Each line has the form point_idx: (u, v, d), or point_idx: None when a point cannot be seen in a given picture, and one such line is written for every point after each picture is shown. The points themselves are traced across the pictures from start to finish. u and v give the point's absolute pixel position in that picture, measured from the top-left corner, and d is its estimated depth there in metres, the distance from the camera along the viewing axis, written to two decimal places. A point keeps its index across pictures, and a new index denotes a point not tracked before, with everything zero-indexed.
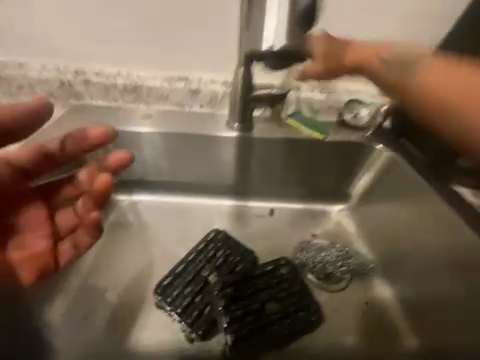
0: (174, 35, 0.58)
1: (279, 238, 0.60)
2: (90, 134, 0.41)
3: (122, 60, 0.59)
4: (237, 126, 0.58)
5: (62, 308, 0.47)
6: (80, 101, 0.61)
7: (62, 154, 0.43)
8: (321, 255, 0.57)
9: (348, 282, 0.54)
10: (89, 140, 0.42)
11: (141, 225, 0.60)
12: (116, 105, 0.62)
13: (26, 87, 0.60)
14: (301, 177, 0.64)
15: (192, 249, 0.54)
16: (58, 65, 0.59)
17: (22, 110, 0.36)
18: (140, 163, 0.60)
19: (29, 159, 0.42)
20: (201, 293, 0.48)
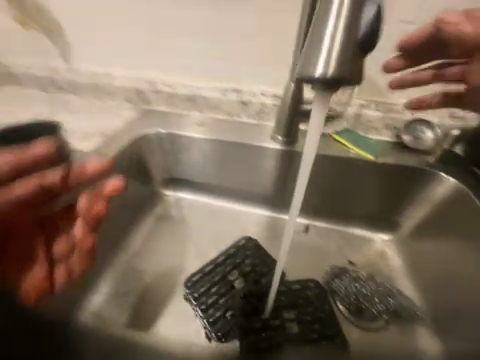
0: (235, 51, 0.61)
1: (312, 258, 0.58)
2: (89, 166, 0.41)
3: (187, 72, 0.66)
4: (281, 138, 0.59)
5: (107, 284, 0.54)
6: (147, 106, 0.70)
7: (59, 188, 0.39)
8: (355, 286, 0.54)
9: (383, 323, 0.50)
10: (88, 172, 0.41)
11: (181, 220, 0.66)
12: (176, 111, 0.69)
13: (109, 93, 0.71)
14: (344, 198, 0.61)
15: (222, 252, 0.57)
16: (136, 76, 0.69)
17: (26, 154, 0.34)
18: (188, 164, 0.66)
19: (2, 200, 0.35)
20: (226, 296, 0.50)
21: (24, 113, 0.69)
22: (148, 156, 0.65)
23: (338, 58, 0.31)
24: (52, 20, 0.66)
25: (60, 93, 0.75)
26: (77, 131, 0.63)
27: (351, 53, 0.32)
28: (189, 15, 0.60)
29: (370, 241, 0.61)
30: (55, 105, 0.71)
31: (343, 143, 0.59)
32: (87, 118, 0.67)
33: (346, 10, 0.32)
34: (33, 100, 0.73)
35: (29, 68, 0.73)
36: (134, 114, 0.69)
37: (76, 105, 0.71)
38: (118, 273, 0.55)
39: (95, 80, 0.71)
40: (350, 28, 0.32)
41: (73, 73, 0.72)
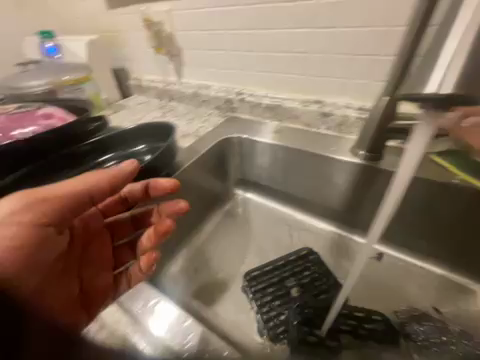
0: (324, 64, 0.62)
1: (382, 289, 0.53)
2: (159, 183, 0.52)
3: (272, 85, 0.72)
4: (363, 154, 0.55)
5: (179, 259, 0.64)
6: (233, 114, 0.80)
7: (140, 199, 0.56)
8: (440, 338, 0.44)
9: None
10: (155, 190, 0.53)
11: (247, 219, 0.71)
12: (257, 119, 0.76)
13: (205, 101, 0.86)
14: (434, 232, 0.52)
15: (282, 257, 0.59)
16: (228, 88, 0.80)
17: (119, 172, 0.46)
18: (261, 168, 0.71)
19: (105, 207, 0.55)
20: (282, 299, 0.52)
21: (146, 116, 0.91)
22: (228, 157, 0.74)
23: (458, 79, 0.29)
24: (174, 46, 0.85)
25: (171, 102, 0.95)
26: (178, 132, 0.78)
27: (474, 76, 0.30)
28: (283, 33, 0.64)
29: (466, 292, 0.51)
30: (166, 110, 0.91)
31: (443, 167, 0.50)
32: (187, 122, 0.83)
33: (472, 39, 0.30)
34: (152, 106, 0.96)
35: (154, 83, 0.97)
36: (221, 120, 0.80)
37: (181, 112, 0.89)
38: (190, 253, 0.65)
39: (197, 92, 0.86)
40: (471, 53, 0.30)
41: (182, 86, 0.90)
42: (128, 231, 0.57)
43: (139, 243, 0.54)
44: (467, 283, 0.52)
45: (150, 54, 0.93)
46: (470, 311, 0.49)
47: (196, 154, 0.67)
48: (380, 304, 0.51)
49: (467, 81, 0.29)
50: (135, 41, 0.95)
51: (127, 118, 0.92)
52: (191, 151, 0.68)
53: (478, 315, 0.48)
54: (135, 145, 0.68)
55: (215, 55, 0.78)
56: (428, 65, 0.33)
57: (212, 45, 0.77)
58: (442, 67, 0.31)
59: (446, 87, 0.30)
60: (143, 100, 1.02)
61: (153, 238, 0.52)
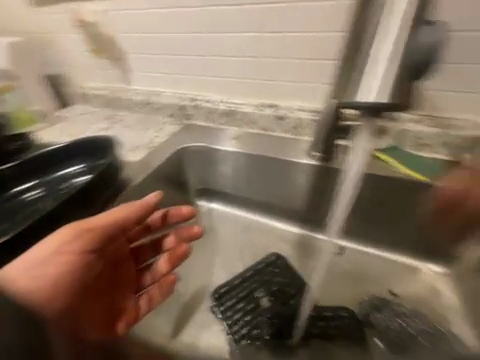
0: (273, 68, 0.62)
1: (346, 283, 0.55)
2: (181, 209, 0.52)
3: (226, 90, 0.70)
4: (317, 155, 0.57)
5: None
6: (189, 121, 0.76)
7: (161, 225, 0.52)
8: (397, 322, 0.48)
9: None
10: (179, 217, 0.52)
11: (212, 230, 0.68)
12: (214, 126, 0.73)
13: (158, 109, 0.80)
14: (386, 222, 0.55)
15: (250, 267, 0.58)
16: (181, 94, 0.76)
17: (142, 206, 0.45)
18: (222, 176, 0.69)
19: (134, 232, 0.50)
20: (252, 313, 0.50)
21: (90, 127, 0.81)
22: (186, 167, 0.69)
23: (386, 87, 0.33)
24: (117, 50, 0.77)
25: (120, 111, 0.87)
26: (128, 144, 0.71)
27: (402, 83, 0.33)
28: (232, 37, 0.63)
29: (418, 274, 0.55)
30: (114, 120, 0.83)
31: (387, 163, 0.54)
32: (138, 132, 0.76)
33: (400, 46, 0.33)
34: (98, 117, 0.86)
35: (98, 90, 0.87)
36: (176, 128, 0.75)
37: (131, 121, 0.81)
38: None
39: (148, 99, 0.80)
40: (402, 59, 0.33)
41: (130, 93, 0.82)
42: (148, 256, 0.52)
43: (159, 264, 0.50)
44: (418, 266, 0.55)
45: (89, 58, 0.83)
46: (421, 291, 0.53)
47: (149, 168, 0.61)
48: (345, 300, 0.52)
49: (395, 90, 0.33)
50: (70, 44, 0.84)
51: (67, 131, 0.81)
52: (144, 164, 0.62)
53: (426, 294, 0.53)
54: (75, 163, 0.60)
55: (164, 59, 0.73)
56: (365, 71, 0.36)
57: (160, 49, 0.72)
58: (378, 73, 0.34)
59: (377, 95, 0.34)
60: (86, 109, 0.91)
61: (169, 263, 0.50)
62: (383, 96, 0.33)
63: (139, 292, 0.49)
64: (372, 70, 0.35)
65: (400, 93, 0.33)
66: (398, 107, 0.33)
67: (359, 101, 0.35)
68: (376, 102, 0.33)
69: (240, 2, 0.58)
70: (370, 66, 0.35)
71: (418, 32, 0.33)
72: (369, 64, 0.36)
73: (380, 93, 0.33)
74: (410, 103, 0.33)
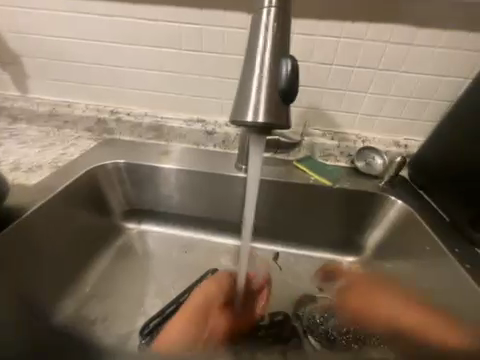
0: (196, 83, 0.63)
1: (280, 287, 0.58)
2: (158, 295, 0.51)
3: (151, 104, 0.67)
4: (245, 167, 0.60)
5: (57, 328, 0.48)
6: (110, 136, 0.68)
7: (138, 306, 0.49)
8: (322, 316, 0.52)
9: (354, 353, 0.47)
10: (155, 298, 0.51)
11: (145, 254, 0.62)
12: (139, 140, 0.67)
13: (70, 122, 0.68)
14: (308, 223, 0.62)
15: (185, 289, 0.54)
16: (100, 106, 0.68)
17: None
18: (152, 194, 0.64)
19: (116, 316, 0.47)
20: (187, 341, 0.47)
21: None
22: (107, 188, 0.62)
23: (265, 107, 0.36)
24: (7, 51, 0.64)
25: (15, 123, 0.70)
26: (23, 164, 0.57)
27: (275, 103, 0.36)
28: (150, 50, 0.60)
29: (338, 266, 0.62)
30: (5, 135, 0.66)
31: (303, 171, 0.61)
32: (40, 148, 0.63)
33: (268, 68, 0.37)
34: None
35: None
36: (93, 143, 0.66)
37: (31, 136, 0.67)
38: (71, 313, 0.50)
39: (54, 111, 0.68)
40: (274, 75, 0.37)
41: (29, 103, 0.69)
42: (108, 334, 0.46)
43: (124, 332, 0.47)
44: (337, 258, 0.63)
45: None
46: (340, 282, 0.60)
47: (49, 191, 0.50)
48: (279, 303, 0.55)
49: (271, 111, 0.36)
50: None
51: None
52: (43, 188, 0.51)
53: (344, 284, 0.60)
54: None
55: (72, 66, 0.64)
56: (242, 93, 0.38)
57: (66, 55, 0.63)
58: (254, 94, 0.37)
59: (259, 116, 0.36)
60: None
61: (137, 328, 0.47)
62: (263, 117, 0.36)
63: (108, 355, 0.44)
64: (248, 87, 0.37)
65: (277, 113, 0.36)
66: (277, 125, 0.37)
67: (245, 122, 0.37)
68: (259, 122, 0.36)
69: (156, 17, 0.57)
70: (246, 89, 0.38)
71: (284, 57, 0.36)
72: (247, 77, 0.39)
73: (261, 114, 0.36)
74: (283, 120, 0.37)
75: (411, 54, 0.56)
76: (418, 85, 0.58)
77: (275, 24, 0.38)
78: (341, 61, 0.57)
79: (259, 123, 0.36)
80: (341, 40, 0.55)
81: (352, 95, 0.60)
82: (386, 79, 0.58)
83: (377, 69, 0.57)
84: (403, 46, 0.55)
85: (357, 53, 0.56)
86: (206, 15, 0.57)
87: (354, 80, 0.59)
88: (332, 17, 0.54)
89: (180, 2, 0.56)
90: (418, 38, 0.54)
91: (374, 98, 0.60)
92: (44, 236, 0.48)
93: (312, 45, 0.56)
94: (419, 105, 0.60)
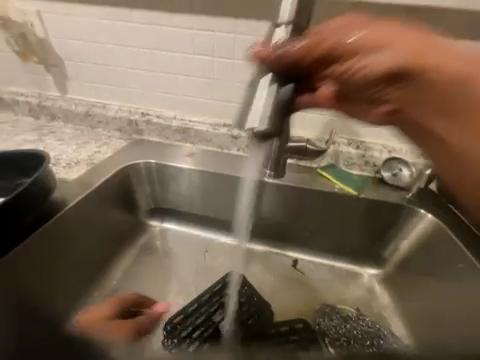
0: (225, 89, 0.65)
1: (299, 294, 0.58)
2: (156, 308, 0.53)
3: (180, 107, 0.69)
4: (269, 173, 0.59)
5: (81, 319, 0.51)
6: (140, 137, 0.71)
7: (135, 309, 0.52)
8: (345, 326, 0.51)
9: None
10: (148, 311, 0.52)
11: (167, 252, 0.64)
12: (167, 142, 0.70)
13: (103, 123, 0.72)
14: (329, 232, 0.62)
15: (207, 289, 0.55)
16: (131, 108, 0.71)
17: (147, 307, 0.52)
18: (176, 194, 0.66)
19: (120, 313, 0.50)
20: (210, 340, 0.48)
21: (10, 140, 0.68)
22: (134, 185, 0.64)
23: (264, 114, 0.32)
24: (52, 55, 0.69)
25: (53, 122, 0.75)
26: (62, 161, 0.61)
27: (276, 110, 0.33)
28: (184, 57, 0.63)
29: (359, 277, 0.61)
30: (44, 132, 0.71)
31: (327, 179, 0.61)
32: (77, 146, 0.67)
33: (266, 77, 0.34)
34: (22, 127, 0.73)
35: (24, 97, 0.75)
36: (124, 143, 0.69)
37: (67, 134, 0.71)
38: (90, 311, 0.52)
39: (89, 111, 0.72)
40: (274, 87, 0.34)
41: (67, 104, 0.73)
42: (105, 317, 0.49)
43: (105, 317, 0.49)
44: (358, 269, 0.62)
45: (14, 61, 0.72)
46: (361, 294, 0.59)
47: (88, 188, 0.55)
48: (299, 309, 0.56)
49: (269, 118, 0.32)
50: None
51: None
52: (82, 184, 0.55)
53: (365, 297, 0.59)
54: None
55: (109, 71, 0.68)
56: (245, 102, 0.34)
57: (104, 60, 0.67)
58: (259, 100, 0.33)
59: (258, 124, 0.32)
60: (5, 118, 0.76)
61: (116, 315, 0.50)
62: (265, 125, 0.32)
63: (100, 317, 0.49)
64: (252, 96, 0.34)
65: (266, 120, 0.32)
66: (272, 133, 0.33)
67: (251, 128, 0.32)
68: (260, 130, 0.32)
69: (193, 27, 0.60)
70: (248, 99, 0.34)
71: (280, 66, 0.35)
72: (260, 94, 0.33)
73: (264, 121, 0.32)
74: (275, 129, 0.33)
75: None
76: None
77: (284, 55, 0.35)
78: None
79: (259, 132, 0.32)
80: None
81: None
82: None
83: None
84: None
85: None
86: (240, 25, 0.59)
87: None
88: None
89: (216, 13, 0.59)
90: None
91: None
92: (75, 235, 0.52)
93: None
94: None
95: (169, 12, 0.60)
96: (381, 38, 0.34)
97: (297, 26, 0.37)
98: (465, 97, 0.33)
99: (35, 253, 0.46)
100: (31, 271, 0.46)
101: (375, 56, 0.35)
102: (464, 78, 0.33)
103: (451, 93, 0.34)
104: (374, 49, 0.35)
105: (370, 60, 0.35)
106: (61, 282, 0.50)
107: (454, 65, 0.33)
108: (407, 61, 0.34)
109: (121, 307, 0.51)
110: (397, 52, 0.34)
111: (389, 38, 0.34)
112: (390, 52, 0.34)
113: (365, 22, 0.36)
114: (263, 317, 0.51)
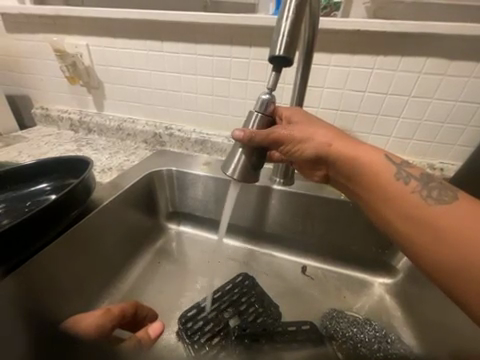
0: (239, 105, 0.72)
1: (308, 299, 0.60)
2: (152, 326, 0.48)
3: (200, 123, 0.78)
4: (278, 181, 0.63)
5: None
6: (162, 148, 0.81)
7: (136, 318, 0.48)
8: (352, 330, 0.54)
9: None
10: (147, 330, 0.47)
11: (182, 254, 0.70)
12: (186, 152, 0.79)
13: (132, 135, 0.83)
14: (336, 240, 0.64)
15: (219, 288, 0.60)
16: (156, 123, 0.81)
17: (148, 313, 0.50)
18: (193, 200, 0.72)
19: (115, 320, 0.44)
20: (221, 335, 0.51)
21: (55, 149, 0.79)
22: (156, 191, 0.72)
23: (243, 164, 0.41)
24: (93, 79, 0.81)
25: (89, 135, 0.88)
26: (97, 167, 0.71)
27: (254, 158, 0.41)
28: (204, 79, 0.71)
29: (367, 285, 0.63)
30: (83, 143, 0.83)
31: (334, 187, 0.64)
32: (109, 155, 0.77)
33: (253, 124, 0.41)
34: (65, 139, 0.85)
35: (68, 114, 0.88)
36: (149, 153, 0.79)
37: (101, 145, 0.82)
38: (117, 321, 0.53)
39: (121, 125, 0.83)
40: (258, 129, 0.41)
41: (103, 119, 0.85)
42: (106, 333, 0.42)
43: (102, 332, 0.42)
44: (365, 278, 0.64)
45: (63, 83, 0.85)
46: (371, 303, 0.59)
47: (119, 189, 0.62)
48: (308, 312, 0.57)
49: (246, 165, 0.41)
50: (41, 68, 0.85)
51: (26, 152, 0.77)
52: (114, 186, 0.62)
53: (375, 306, 0.59)
54: (36, 183, 0.58)
55: (139, 91, 0.79)
56: (231, 152, 0.42)
57: (136, 82, 0.77)
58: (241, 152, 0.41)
59: (237, 172, 0.41)
60: (52, 132, 0.90)
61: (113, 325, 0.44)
62: (242, 171, 0.41)
63: (100, 333, 0.42)
64: (235, 148, 0.42)
65: (246, 168, 0.41)
66: (248, 176, 0.41)
67: (231, 176, 0.41)
68: (236, 178, 0.41)
69: (212, 53, 0.67)
70: (234, 149, 0.42)
71: (264, 110, 0.40)
72: (233, 152, 0.42)
73: (242, 169, 0.41)
74: (251, 174, 0.41)
75: (446, 83, 0.57)
76: (452, 114, 0.60)
77: (256, 137, 0.40)
78: (375, 88, 0.61)
79: (237, 177, 0.41)
80: (374, 71, 0.59)
81: (382, 121, 0.65)
82: (419, 106, 0.61)
83: (410, 96, 0.60)
84: (438, 76, 0.57)
85: (392, 80, 0.59)
86: (254, 51, 0.64)
87: (387, 106, 0.62)
88: (367, 51, 0.58)
89: (234, 41, 0.65)
90: (454, 69, 0.55)
91: (406, 123, 0.63)
92: (101, 234, 0.57)
93: (346, 76, 0.62)
94: (454, 132, 0.62)
95: (194, 42, 0.67)
96: (317, 127, 0.43)
97: (285, 61, 0.34)
98: (380, 162, 0.40)
99: (64, 249, 0.48)
100: (55, 270, 0.47)
101: (316, 137, 0.42)
102: (374, 150, 0.41)
103: (371, 158, 0.40)
104: (313, 132, 0.43)
105: (311, 139, 0.43)
106: (82, 279, 0.53)
107: (365, 146, 0.41)
108: (338, 140, 0.42)
109: (113, 319, 0.44)
110: (330, 135, 0.42)
111: (322, 126, 0.43)
112: (325, 136, 0.42)
113: (308, 115, 0.45)
114: (272, 317, 0.55)
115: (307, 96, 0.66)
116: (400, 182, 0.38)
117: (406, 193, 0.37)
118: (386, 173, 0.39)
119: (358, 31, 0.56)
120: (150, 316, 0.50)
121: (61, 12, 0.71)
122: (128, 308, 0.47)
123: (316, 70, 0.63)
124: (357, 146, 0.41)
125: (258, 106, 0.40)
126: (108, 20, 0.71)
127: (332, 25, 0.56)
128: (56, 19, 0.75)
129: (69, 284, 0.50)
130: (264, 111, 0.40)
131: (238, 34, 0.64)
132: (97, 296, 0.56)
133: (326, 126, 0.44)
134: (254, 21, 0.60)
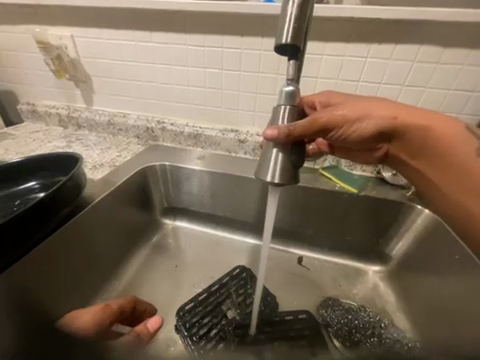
0: (232, 97, 0.71)
1: (304, 289, 0.61)
2: (151, 321, 0.48)
3: (193, 116, 0.77)
4: None
5: None
6: (155, 143, 0.79)
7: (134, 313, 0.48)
8: (347, 317, 0.56)
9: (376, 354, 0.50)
10: (146, 324, 0.47)
11: (179, 249, 0.69)
12: (180, 147, 0.78)
13: (124, 130, 0.81)
14: (331, 230, 0.65)
15: (216, 281, 0.60)
16: (148, 117, 0.79)
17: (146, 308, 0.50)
18: (188, 195, 0.72)
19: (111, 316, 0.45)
20: (219, 327, 0.52)
21: (44, 146, 0.77)
22: (150, 186, 0.71)
23: (283, 166, 0.37)
24: (81, 72, 0.78)
25: (79, 130, 0.85)
26: (88, 164, 0.69)
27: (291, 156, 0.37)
28: (196, 71, 0.69)
29: (362, 273, 0.64)
30: (72, 140, 0.80)
31: (329, 179, 0.64)
32: (100, 151, 0.75)
33: (284, 119, 0.38)
34: (54, 135, 0.83)
35: (55, 109, 0.85)
36: (142, 148, 0.78)
37: (92, 141, 0.80)
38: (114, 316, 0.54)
39: (112, 120, 0.81)
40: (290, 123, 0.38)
41: (92, 114, 0.82)
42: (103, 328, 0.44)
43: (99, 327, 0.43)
44: (360, 266, 0.65)
45: (48, 77, 0.82)
46: (366, 290, 0.61)
47: (112, 186, 0.60)
48: (304, 302, 0.59)
49: (285, 165, 0.37)
50: (24, 62, 0.81)
51: (13, 149, 0.75)
52: (106, 183, 0.61)
53: (369, 293, 0.60)
54: (25, 181, 0.57)
55: (129, 85, 0.76)
56: (263, 156, 0.39)
57: (125, 75, 0.75)
58: (276, 153, 0.37)
59: (278, 175, 0.37)
60: (39, 128, 0.87)
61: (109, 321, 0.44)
62: (284, 172, 0.37)
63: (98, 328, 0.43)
64: (268, 151, 0.38)
65: (288, 169, 0.37)
66: (294, 177, 0.37)
67: (273, 179, 0.37)
68: (279, 181, 0.36)
69: (203, 44, 0.65)
70: (266, 153, 0.38)
71: (291, 102, 0.38)
72: (266, 155, 0.38)
73: (283, 170, 0.37)
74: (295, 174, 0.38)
75: (439, 71, 0.57)
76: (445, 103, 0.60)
77: (295, 130, 0.38)
78: (369, 77, 0.60)
79: (280, 181, 0.37)
80: (367, 60, 0.59)
81: None
82: (412, 95, 0.60)
83: (403, 85, 0.60)
84: (431, 64, 0.57)
85: (386, 70, 0.59)
86: (246, 41, 0.63)
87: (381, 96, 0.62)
88: (361, 39, 0.57)
89: (226, 31, 0.63)
90: (447, 57, 0.55)
91: None
92: (95, 233, 0.56)
93: (340, 66, 0.61)
94: None
95: (184, 32, 0.65)
96: (377, 106, 0.47)
97: (293, 48, 0.33)
98: (449, 129, 0.46)
99: (57, 247, 0.47)
100: (50, 267, 0.46)
101: (377, 115, 0.46)
102: (442, 120, 0.46)
103: (438, 129, 0.46)
104: (373, 112, 0.46)
105: (372, 118, 0.46)
106: (78, 276, 0.52)
107: (434, 118, 0.46)
108: (405, 117, 0.46)
109: (111, 315, 0.44)
110: (394, 113, 0.46)
111: (382, 105, 0.47)
112: (391, 113, 0.46)
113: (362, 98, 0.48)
114: (269, 307, 0.56)
115: (301, 87, 0.65)
116: (473, 151, 0.45)
117: (472, 162, 0.45)
118: (455, 141, 0.46)
119: (351, 19, 0.55)
120: (149, 310, 0.51)
121: (43, 1, 0.68)
122: (125, 304, 0.47)
123: (310, 60, 0.61)
124: (427, 119, 0.46)
125: (284, 99, 0.38)
126: (93, 10, 0.67)
127: (326, 12, 0.54)
128: (37, 8, 0.71)
129: (66, 281, 0.50)
130: (292, 102, 0.38)
131: (229, 23, 0.62)
132: (93, 293, 0.56)
133: (385, 104, 0.47)
134: (246, 9, 0.58)
